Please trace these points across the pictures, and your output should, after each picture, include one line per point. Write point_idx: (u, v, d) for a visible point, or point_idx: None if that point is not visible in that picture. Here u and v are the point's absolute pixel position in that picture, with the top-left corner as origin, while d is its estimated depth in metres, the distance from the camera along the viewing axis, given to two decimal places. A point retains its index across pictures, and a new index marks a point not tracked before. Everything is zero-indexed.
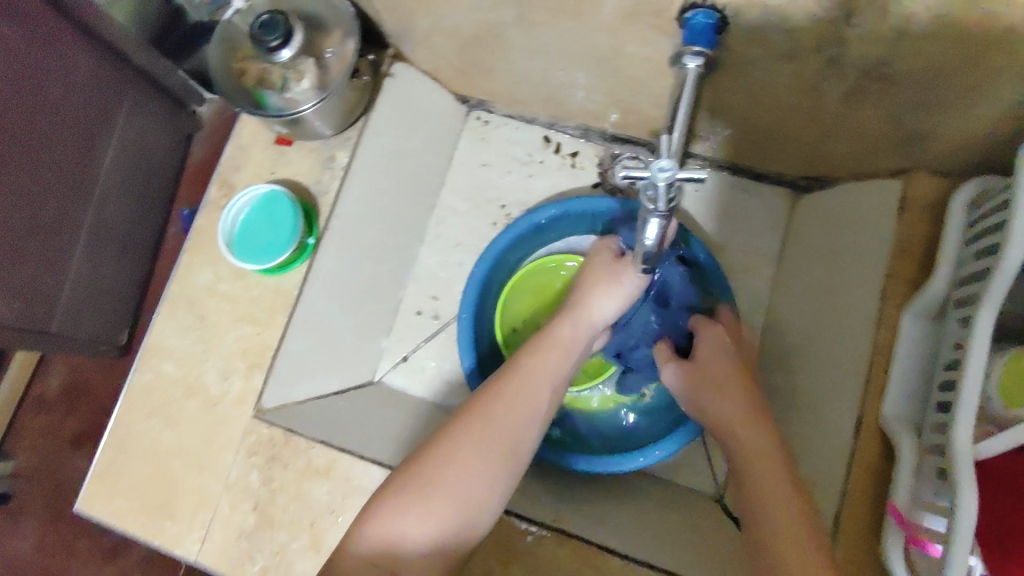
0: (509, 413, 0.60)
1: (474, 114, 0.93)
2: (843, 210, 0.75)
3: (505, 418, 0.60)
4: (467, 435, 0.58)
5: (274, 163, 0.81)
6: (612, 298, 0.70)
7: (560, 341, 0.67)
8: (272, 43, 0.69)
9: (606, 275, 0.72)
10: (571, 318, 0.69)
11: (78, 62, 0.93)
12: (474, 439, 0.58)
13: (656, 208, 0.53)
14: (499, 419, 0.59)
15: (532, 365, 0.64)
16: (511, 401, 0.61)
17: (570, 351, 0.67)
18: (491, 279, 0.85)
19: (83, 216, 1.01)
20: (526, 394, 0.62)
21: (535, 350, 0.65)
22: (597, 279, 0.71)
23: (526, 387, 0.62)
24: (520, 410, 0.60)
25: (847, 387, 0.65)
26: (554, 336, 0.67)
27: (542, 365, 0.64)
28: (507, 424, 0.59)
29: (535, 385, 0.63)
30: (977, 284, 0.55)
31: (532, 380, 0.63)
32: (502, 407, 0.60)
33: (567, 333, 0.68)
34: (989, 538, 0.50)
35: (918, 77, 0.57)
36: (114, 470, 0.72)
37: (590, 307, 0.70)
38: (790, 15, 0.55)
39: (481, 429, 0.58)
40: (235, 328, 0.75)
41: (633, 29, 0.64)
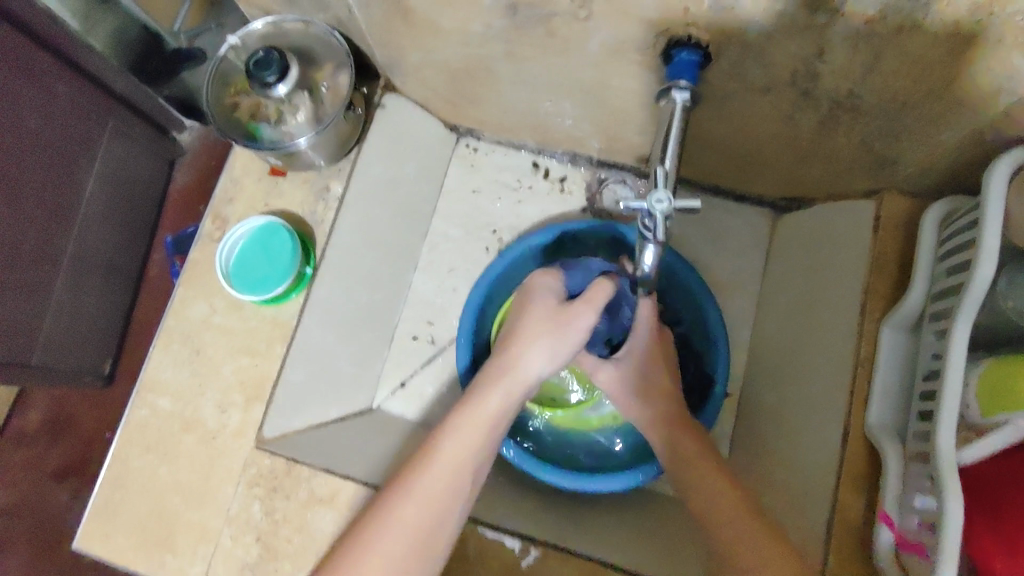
0: (425, 499, 0.58)
1: (463, 142, 0.95)
2: (821, 229, 0.79)
3: (422, 509, 0.58)
4: (390, 521, 0.58)
5: (268, 196, 0.82)
6: (547, 356, 0.65)
7: (486, 413, 0.63)
8: (268, 80, 0.71)
9: (544, 332, 0.66)
10: (498, 384, 0.64)
11: (59, 93, 0.93)
12: (394, 525, 0.57)
13: (651, 236, 0.56)
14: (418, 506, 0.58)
15: (455, 444, 0.61)
16: (426, 490, 0.59)
17: (499, 420, 0.63)
18: (489, 306, 0.87)
19: (64, 245, 1.00)
20: (444, 476, 0.60)
21: (457, 426, 0.62)
22: (532, 333, 0.66)
23: (444, 473, 0.60)
24: (437, 494, 0.59)
25: (832, 399, 0.68)
26: (484, 406, 0.63)
27: (463, 444, 0.61)
28: (427, 510, 0.58)
29: (459, 468, 0.61)
30: (948, 300, 0.59)
31: (452, 462, 0.60)
32: (422, 492, 0.59)
33: (495, 403, 0.64)
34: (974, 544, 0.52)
35: (884, 108, 0.61)
36: (110, 508, 0.71)
37: (519, 367, 0.65)
38: (767, 51, 0.58)
39: (400, 516, 0.58)
40: (232, 360, 0.75)
41: (618, 64, 0.67)
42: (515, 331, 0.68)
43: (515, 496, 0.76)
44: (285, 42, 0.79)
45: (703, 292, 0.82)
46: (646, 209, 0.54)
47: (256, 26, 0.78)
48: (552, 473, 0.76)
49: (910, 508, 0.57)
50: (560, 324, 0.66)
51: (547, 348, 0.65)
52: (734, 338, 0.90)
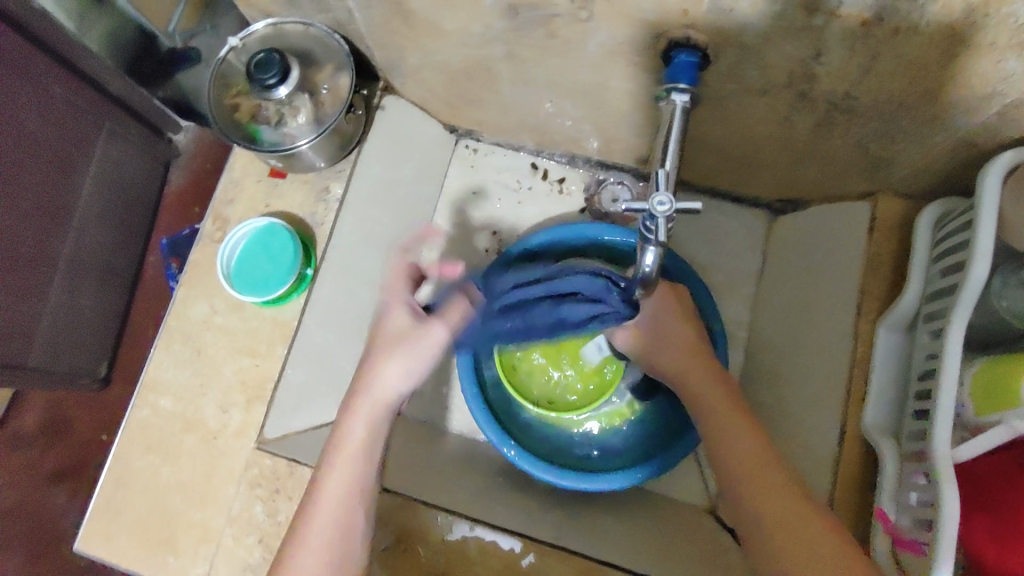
0: (323, 524, 0.58)
1: (462, 143, 0.96)
2: (815, 228, 0.80)
3: (312, 548, 0.57)
4: (299, 545, 0.58)
5: (268, 196, 0.82)
6: (404, 374, 0.64)
7: (353, 443, 0.61)
8: (269, 81, 0.71)
9: (390, 349, 0.65)
10: (358, 411, 0.62)
11: (55, 94, 0.93)
12: (302, 549, 0.58)
13: (653, 239, 0.56)
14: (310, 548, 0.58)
15: (334, 477, 0.60)
16: (323, 517, 0.58)
17: (369, 449, 0.62)
18: None
19: (60, 246, 1.00)
20: (336, 502, 0.59)
21: (335, 460, 0.61)
22: (380, 355, 0.65)
23: (332, 502, 0.59)
24: (333, 519, 0.58)
25: (830, 398, 0.69)
26: (349, 434, 0.61)
27: (345, 470, 0.60)
28: (324, 533, 0.58)
29: (342, 497, 0.59)
30: (944, 300, 0.59)
31: (333, 499, 0.59)
32: (319, 520, 0.58)
33: (360, 431, 0.62)
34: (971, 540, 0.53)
35: (879, 109, 0.62)
36: (111, 508, 0.72)
37: (375, 391, 0.63)
38: (765, 54, 0.59)
39: (308, 544, 0.58)
40: (233, 361, 0.76)
41: (618, 65, 0.68)
42: (380, 345, 0.66)
43: (516, 495, 0.77)
44: (285, 44, 0.79)
45: (702, 293, 0.82)
46: (648, 210, 0.54)
47: (256, 27, 0.78)
48: (554, 473, 0.76)
49: (906, 506, 0.58)
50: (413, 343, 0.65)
51: (400, 364, 0.64)
52: (732, 338, 0.91)
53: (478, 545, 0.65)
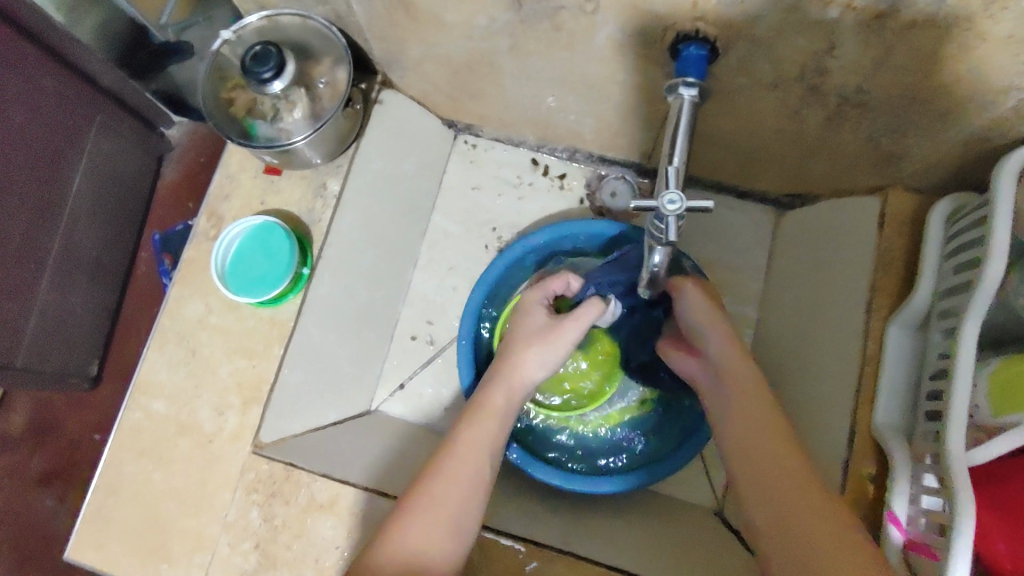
0: (465, 469, 0.61)
1: (462, 138, 0.94)
2: (825, 225, 0.79)
3: (449, 490, 0.59)
4: (425, 491, 0.59)
5: (265, 192, 0.80)
6: (544, 364, 0.71)
7: (492, 409, 0.66)
8: (265, 75, 0.69)
9: (536, 337, 0.72)
10: (500, 383, 0.68)
11: (44, 86, 0.91)
12: (428, 493, 0.58)
13: (664, 239, 0.55)
14: (449, 485, 0.59)
15: (472, 434, 0.64)
16: (464, 469, 0.61)
17: (505, 417, 0.67)
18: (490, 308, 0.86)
19: (50, 243, 0.98)
20: (477, 457, 0.62)
21: (473, 420, 0.65)
22: (523, 344, 0.71)
23: (468, 456, 0.62)
24: (474, 469, 0.61)
25: (839, 397, 0.68)
26: (488, 402, 0.67)
27: (483, 430, 0.65)
28: (461, 482, 0.60)
29: (477, 457, 0.62)
30: (957, 297, 0.58)
31: (473, 449, 0.63)
32: (456, 469, 0.61)
33: (498, 400, 0.67)
34: (989, 543, 0.52)
35: (890, 104, 0.61)
36: (101, 515, 0.70)
37: (517, 371, 0.69)
38: (777, 47, 0.58)
39: (438, 489, 0.59)
40: (229, 362, 0.73)
41: (625, 59, 0.66)
42: (517, 340, 0.72)
43: (520, 498, 0.75)
44: (281, 36, 0.77)
45: None
46: (658, 208, 0.52)
47: (250, 20, 0.76)
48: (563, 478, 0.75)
49: (919, 508, 0.57)
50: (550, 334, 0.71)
51: (542, 354, 0.71)
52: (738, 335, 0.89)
53: (485, 541, 0.64)
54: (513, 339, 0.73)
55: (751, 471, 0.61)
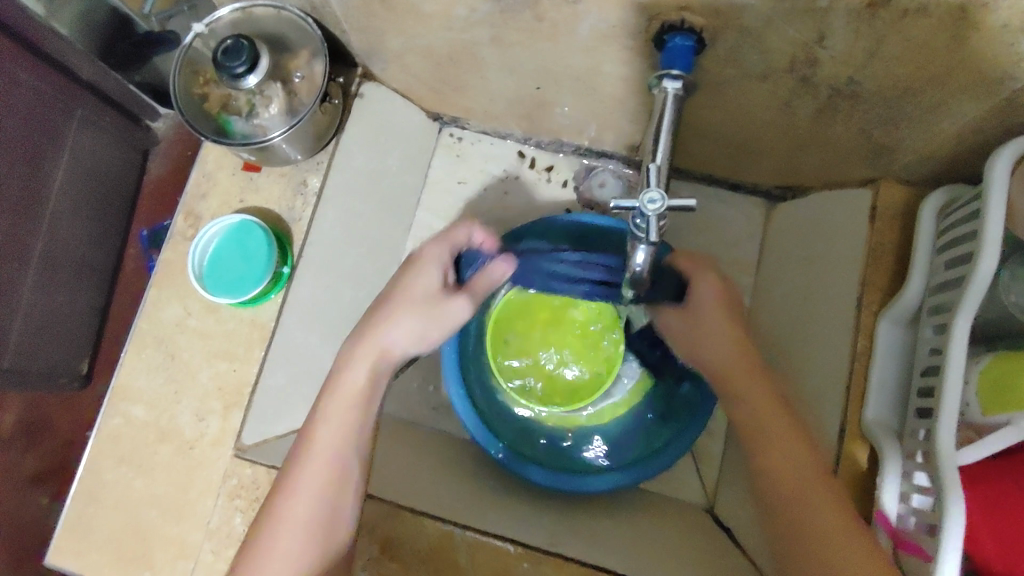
0: (314, 475, 0.56)
1: (447, 131, 0.92)
2: (816, 218, 0.77)
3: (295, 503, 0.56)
4: (272, 511, 0.56)
5: (243, 191, 0.78)
6: (420, 332, 0.63)
7: (351, 385, 0.60)
8: (238, 69, 0.67)
9: (412, 305, 0.63)
10: (361, 358, 0.61)
11: (19, 79, 0.88)
12: (275, 514, 0.56)
13: (644, 238, 0.54)
14: (296, 499, 0.56)
15: (323, 431, 0.58)
16: (309, 484, 0.56)
17: (370, 397, 0.60)
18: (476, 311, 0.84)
19: (33, 242, 0.96)
20: (324, 465, 0.57)
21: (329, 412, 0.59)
22: (399, 309, 0.62)
23: (316, 465, 0.57)
24: (323, 471, 0.57)
25: (828, 394, 0.67)
26: (347, 379, 0.60)
27: (334, 428, 0.58)
28: (309, 492, 0.56)
29: (327, 463, 0.57)
30: (950, 293, 0.57)
31: (320, 450, 0.57)
32: (301, 482, 0.56)
33: (358, 374, 0.60)
34: (991, 543, 0.51)
35: (883, 95, 0.59)
36: (82, 524, 0.69)
37: (386, 343, 0.62)
38: (766, 37, 0.56)
39: (283, 506, 0.56)
40: (209, 365, 0.72)
41: (609, 50, 0.64)
42: (401, 298, 0.63)
43: (509, 497, 0.74)
44: (256, 30, 0.75)
45: None
46: (638, 208, 0.51)
47: (222, 12, 0.75)
48: (562, 477, 0.75)
49: (909, 507, 0.56)
50: (434, 305, 0.63)
51: (414, 323, 0.63)
52: None
53: (470, 540, 0.61)
54: (397, 292, 0.64)
55: (762, 477, 0.60)
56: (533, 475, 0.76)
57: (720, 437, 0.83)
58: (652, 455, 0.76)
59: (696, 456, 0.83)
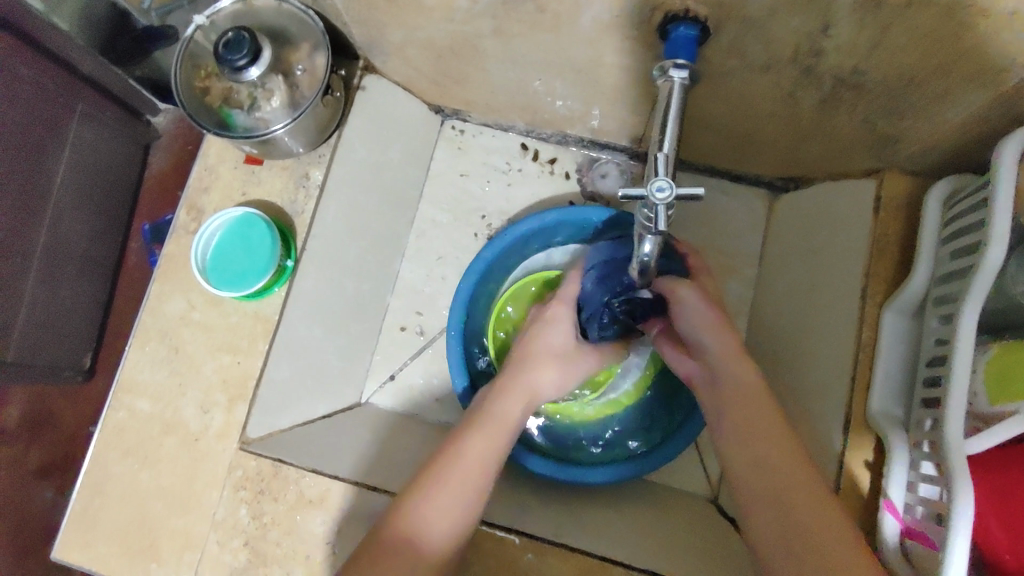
0: (465, 473, 0.58)
1: (449, 124, 0.92)
2: (820, 209, 0.77)
3: (452, 489, 0.57)
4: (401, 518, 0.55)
5: (245, 184, 0.78)
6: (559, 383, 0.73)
7: (507, 418, 0.64)
8: (239, 62, 0.67)
9: (556, 361, 0.73)
10: (515, 395, 0.67)
11: (21, 74, 0.88)
12: (408, 522, 0.54)
13: (653, 228, 0.53)
14: (451, 481, 0.57)
15: (478, 439, 0.61)
16: (459, 476, 0.58)
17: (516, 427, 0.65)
18: (476, 308, 0.84)
19: (36, 237, 0.96)
20: (469, 483, 0.58)
21: (481, 429, 0.62)
22: (548, 361, 0.72)
23: (471, 462, 0.59)
24: (466, 492, 0.57)
25: (832, 386, 0.66)
26: (503, 409, 0.65)
27: (486, 445, 0.61)
28: (451, 509, 0.56)
29: (479, 462, 0.59)
30: (956, 283, 0.57)
31: (474, 456, 0.59)
32: (440, 497, 0.56)
33: (515, 410, 0.66)
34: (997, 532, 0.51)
35: (889, 85, 0.59)
36: (88, 516, 0.69)
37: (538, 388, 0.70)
38: (769, 27, 0.55)
39: (425, 516, 0.55)
40: (212, 359, 0.72)
41: (611, 41, 0.64)
42: (539, 351, 0.73)
43: (513, 489, 0.74)
44: (257, 23, 0.76)
45: None
46: (647, 197, 0.51)
47: (224, 4, 0.75)
48: (565, 470, 0.75)
49: (916, 496, 0.56)
50: (574, 360, 0.75)
51: (559, 377, 0.73)
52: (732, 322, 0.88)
53: (475, 531, 0.62)
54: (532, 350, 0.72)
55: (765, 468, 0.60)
56: (537, 468, 0.76)
57: None
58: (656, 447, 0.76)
59: (699, 447, 0.83)
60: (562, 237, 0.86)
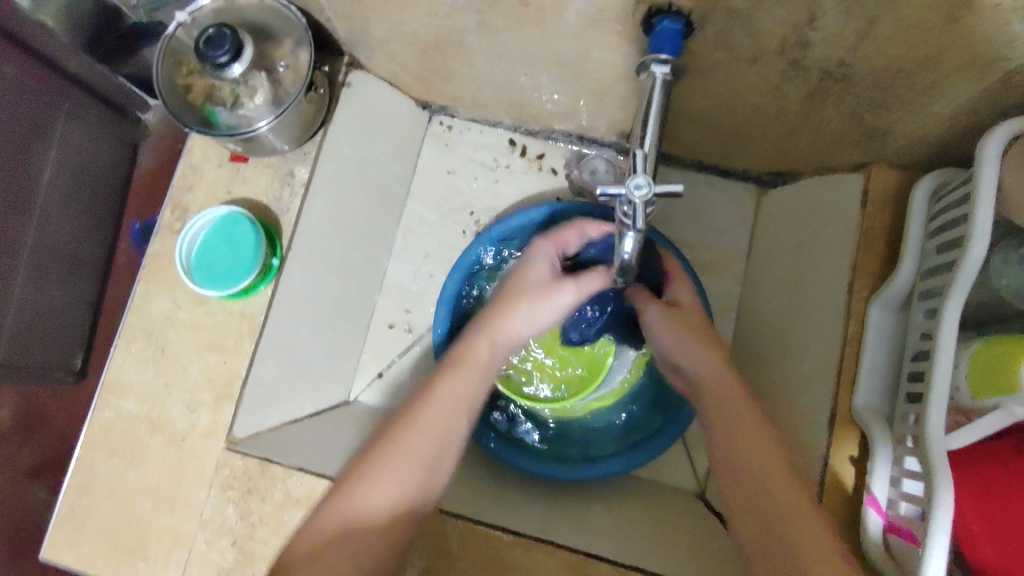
0: (433, 421, 0.58)
1: (436, 120, 0.91)
2: (807, 204, 0.77)
3: (415, 443, 0.56)
4: (353, 484, 0.54)
5: (230, 181, 0.78)
6: (532, 321, 0.66)
7: (478, 360, 0.63)
8: (221, 59, 0.66)
9: (532, 291, 0.66)
10: (485, 333, 0.64)
11: (4, 71, 0.87)
12: (360, 485, 0.54)
13: (631, 226, 0.53)
14: (415, 436, 0.56)
15: (448, 387, 0.60)
16: (425, 427, 0.57)
17: (488, 371, 0.63)
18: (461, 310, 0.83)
19: (25, 235, 0.95)
20: (426, 454, 0.56)
21: (452, 379, 0.60)
22: (515, 295, 0.66)
23: (440, 411, 0.58)
24: (420, 464, 0.56)
25: (819, 380, 0.66)
26: (474, 352, 0.63)
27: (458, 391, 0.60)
28: (400, 481, 0.54)
29: (450, 409, 0.59)
30: (940, 277, 0.57)
31: (443, 404, 0.59)
32: (394, 465, 0.55)
33: (485, 351, 0.64)
34: (982, 526, 0.51)
35: (875, 77, 0.58)
36: (75, 516, 0.69)
37: (505, 327, 0.65)
38: (755, 19, 0.55)
39: (377, 483, 0.54)
40: (199, 358, 0.72)
41: (597, 35, 0.63)
42: (516, 284, 0.67)
43: (501, 486, 0.74)
44: (239, 18, 0.75)
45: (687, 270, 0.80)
46: (625, 194, 0.50)
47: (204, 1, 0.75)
48: (553, 466, 0.75)
49: (899, 492, 0.56)
50: (547, 292, 0.66)
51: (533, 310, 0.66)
52: (720, 316, 0.88)
53: (462, 528, 0.62)
54: (516, 282, 0.67)
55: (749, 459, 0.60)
56: (526, 465, 0.76)
57: None
58: (645, 444, 0.76)
59: (688, 442, 0.83)
60: (523, 243, 0.83)
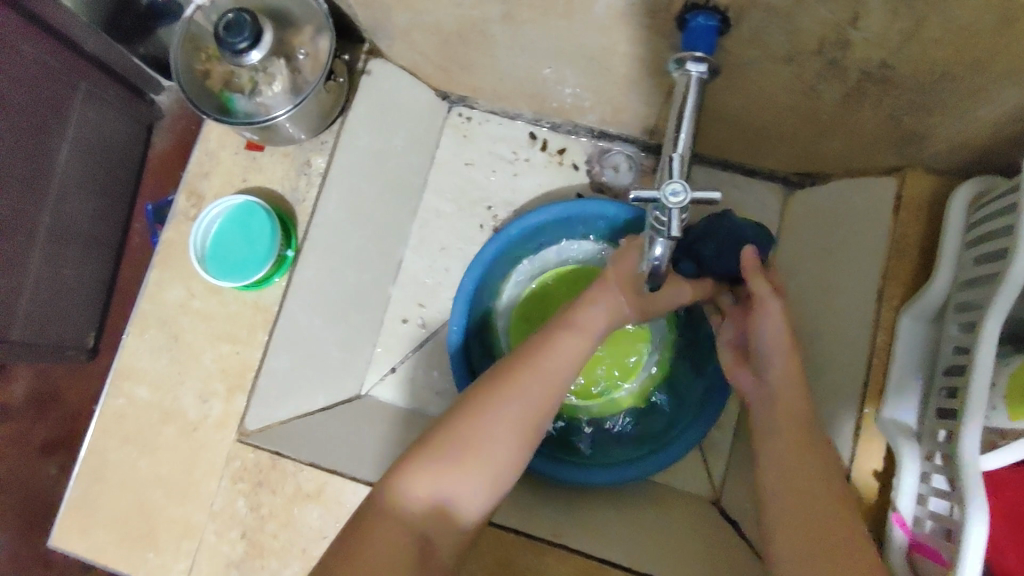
0: (557, 369, 0.59)
1: (455, 111, 0.89)
2: (837, 206, 0.74)
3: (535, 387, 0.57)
4: (448, 455, 0.54)
5: (246, 170, 0.77)
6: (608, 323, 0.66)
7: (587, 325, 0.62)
8: (240, 45, 0.65)
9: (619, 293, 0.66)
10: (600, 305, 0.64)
11: (24, 51, 0.85)
12: (439, 472, 0.54)
13: (665, 232, 0.52)
14: (537, 378, 0.58)
15: (568, 337, 0.61)
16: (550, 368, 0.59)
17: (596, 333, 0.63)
18: (474, 310, 0.82)
19: (39, 218, 0.94)
20: (541, 401, 0.58)
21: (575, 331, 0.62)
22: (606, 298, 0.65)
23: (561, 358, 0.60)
24: (539, 405, 0.58)
25: (842, 391, 0.64)
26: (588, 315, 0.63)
27: (576, 345, 0.61)
28: (516, 420, 0.56)
29: (569, 359, 0.60)
30: (979, 290, 0.55)
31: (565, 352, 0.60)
32: (517, 409, 0.56)
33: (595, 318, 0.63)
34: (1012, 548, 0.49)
35: (919, 81, 0.56)
36: (86, 502, 0.69)
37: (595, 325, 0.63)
38: (796, 17, 0.53)
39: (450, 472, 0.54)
40: (212, 348, 0.71)
41: (626, 28, 0.61)
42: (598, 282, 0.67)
43: (513, 487, 0.73)
44: (259, 4, 0.74)
45: None
46: (660, 200, 0.49)
47: None
48: (563, 470, 0.74)
49: (926, 510, 0.54)
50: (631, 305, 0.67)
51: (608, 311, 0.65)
52: None
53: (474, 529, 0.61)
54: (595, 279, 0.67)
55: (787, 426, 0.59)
56: (540, 469, 0.74)
57: (730, 430, 0.81)
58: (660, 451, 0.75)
59: (704, 448, 0.81)
60: (600, 232, 0.83)
